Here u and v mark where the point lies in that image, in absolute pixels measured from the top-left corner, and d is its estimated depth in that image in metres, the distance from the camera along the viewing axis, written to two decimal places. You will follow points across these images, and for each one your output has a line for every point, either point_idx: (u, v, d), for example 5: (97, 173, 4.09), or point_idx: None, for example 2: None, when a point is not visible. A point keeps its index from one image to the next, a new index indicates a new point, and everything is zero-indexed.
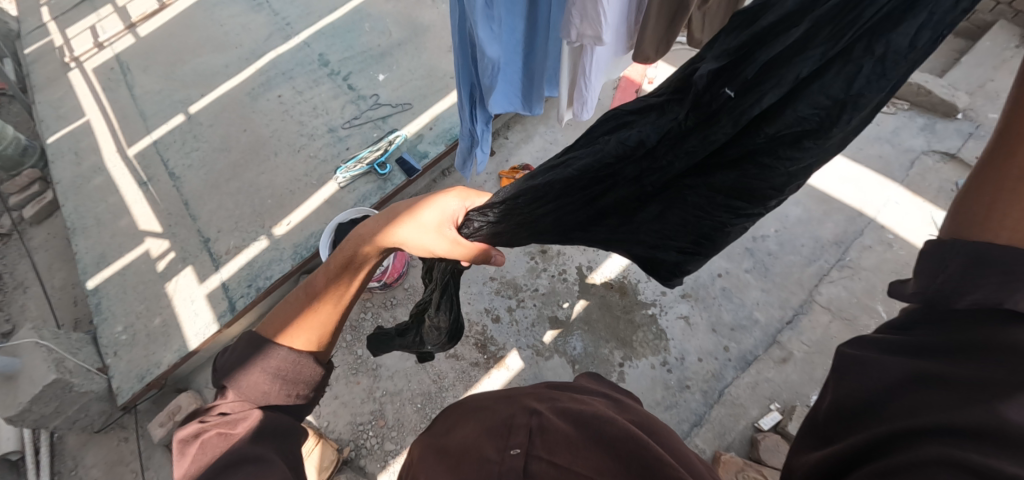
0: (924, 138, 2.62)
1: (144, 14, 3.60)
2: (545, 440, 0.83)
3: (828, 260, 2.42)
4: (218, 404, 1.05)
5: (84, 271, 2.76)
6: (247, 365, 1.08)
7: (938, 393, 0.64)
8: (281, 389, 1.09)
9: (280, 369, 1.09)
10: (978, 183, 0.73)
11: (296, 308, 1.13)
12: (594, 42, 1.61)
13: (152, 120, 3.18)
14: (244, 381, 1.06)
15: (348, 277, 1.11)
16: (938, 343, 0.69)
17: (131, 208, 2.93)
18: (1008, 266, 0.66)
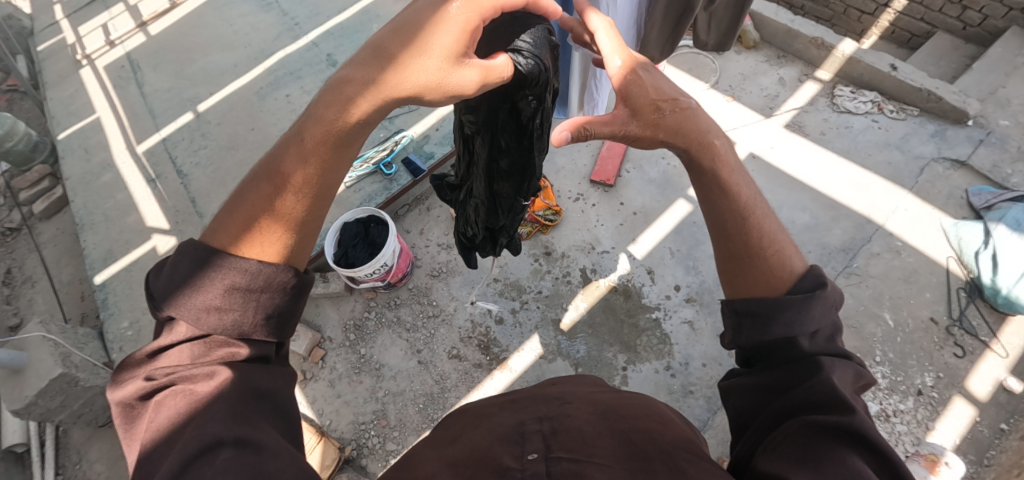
0: (934, 145, 2.54)
1: (154, 13, 3.63)
2: (559, 439, 0.85)
3: (836, 267, 2.34)
4: (166, 353, 0.82)
5: (92, 266, 2.79)
6: (192, 289, 0.83)
7: (778, 387, 0.90)
8: (246, 314, 0.85)
9: (249, 286, 0.86)
10: (734, 267, 1.03)
11: (261, 197, 0.92)
12: (595, 50, 1.59)
13: (161, 118, 3.21)
14: (199, 314, 0.83)
15: (331, 156, 0.95)
16: (765, 366, 0.96)
17: (138, 205, 2.95)
18: (759, 310, 0.96)
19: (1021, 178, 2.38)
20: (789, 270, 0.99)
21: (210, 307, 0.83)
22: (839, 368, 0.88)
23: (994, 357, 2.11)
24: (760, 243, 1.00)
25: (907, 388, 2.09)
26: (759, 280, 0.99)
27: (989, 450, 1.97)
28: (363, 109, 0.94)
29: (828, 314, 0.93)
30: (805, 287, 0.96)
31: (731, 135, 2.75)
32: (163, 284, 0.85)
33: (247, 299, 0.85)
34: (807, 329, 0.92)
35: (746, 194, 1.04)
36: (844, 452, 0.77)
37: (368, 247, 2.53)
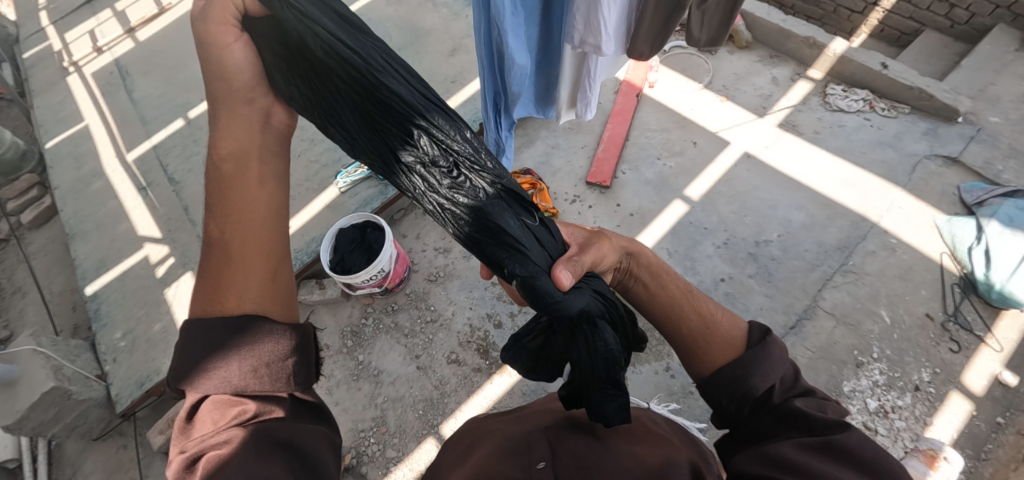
0: (926, 143, 2.56)
1: (143, 19, 3.59)
2: (564, 450, 0.98)
3: (831, 265, 2.37)
4: (196, 423, 0.95)
5: (84, 276, 2.76)
6: (194, 363, 0.96)
7: (782, 422, 1.01)
8: (247, 372, 0.97)
9: (237, 351, 0.96)
10: (697, 355, 1.14)
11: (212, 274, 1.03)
12: (596, 51, 1.58)
13: (152, 125, 3.17)
14: (202, 380, 0.95)
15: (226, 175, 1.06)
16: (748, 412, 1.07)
17: (130, 214, 2.91)
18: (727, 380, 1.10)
19: (1013, 174, 2.40)
20: (737, 328, 1.16)
21: (211, 369, 0.95)
22: (815, 406, 1.03)
23: (990, 352, 2.13)
24: (706, 320, 1.16)
25: (904, 384, 2.12)
26: (718, 348, 1.13)
27: (986, 444, 1.99)
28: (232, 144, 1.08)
29: (784, 355, 1.11)
30: (755, 339, 1.13)
31: (724, 135, 2.77)
32: (178, 366, 0.97)
33: (238, 364, 0.96)
34: (777, 378, 1.08)
35: (682, 281, 1.25)
36: (830, 459, 0.91)
37: (365, 253, 2.53)
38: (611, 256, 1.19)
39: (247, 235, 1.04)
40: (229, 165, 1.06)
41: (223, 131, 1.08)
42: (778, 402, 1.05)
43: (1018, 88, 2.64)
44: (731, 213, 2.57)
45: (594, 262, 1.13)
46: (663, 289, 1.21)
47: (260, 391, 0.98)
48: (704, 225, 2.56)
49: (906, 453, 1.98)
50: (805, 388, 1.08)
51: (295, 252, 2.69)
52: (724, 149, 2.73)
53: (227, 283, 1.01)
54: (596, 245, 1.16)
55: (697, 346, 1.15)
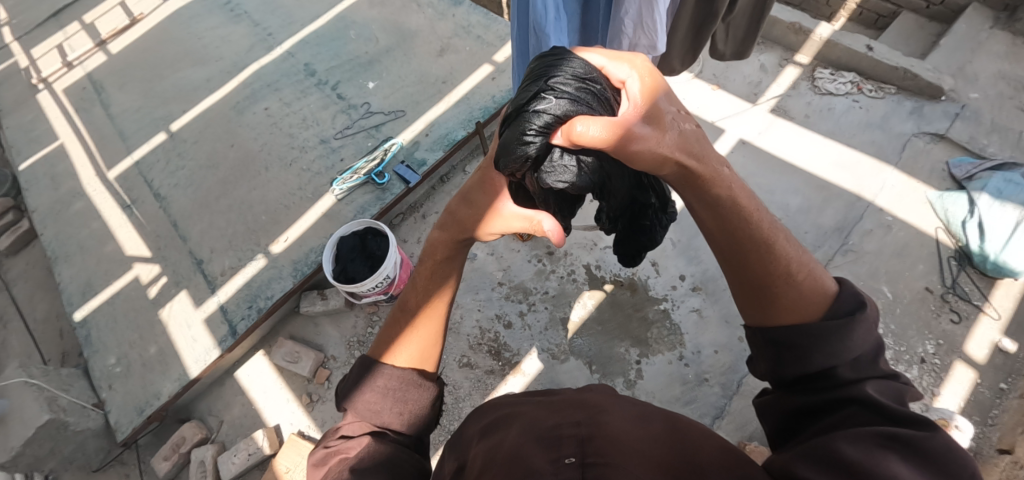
0: (913, 122, 2.63)
1: (114, 30, 3.45)
2: (594, 445, 0.88)
3: (832, 246, 2.42)
4: (342, 426, 1.15)
5: (70, 301, 2.65)
6: (360, 386, 1.17)
7: (844, 406, 0.92)
8: (393, 408, 1.15)
9: (390, 389, 1.16)
10: (755, 298, 1.07)
11: (395, 332, 1.25)
12: (649, 51, 1.59)
13: (132, 140, 3.05)
14: (358, 401, 1.15)
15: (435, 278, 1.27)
16: (805, 385, 0.98)
17: (115, 233, 2.80)
18: (791, 341, 1.01)
19: (997, 148, 2.50)
20: (822, 294, 1.04)
21: (361, 397, 1.16)
22: (888, 393, 0.92)
23: (988, 320, 2.20)
24: (779, 274, 1.04)
25: (910, 357, 2.18)
26: (790, 302, 1.04)
27: (992, 410, 2.06)
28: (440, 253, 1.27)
29: (869, 335, 0.98)
30: (843, 312, 1.01)
31: (720, 124, 2.81)
32: (348, 383, 1.20)
33: (389, 402, 1.15)
34: (849, 357, 0.96)
35: (767, 223, 1.08)
36: (899, 458, 0.80)
37: (367, 260, 2.49)
38: (661, 168, 1.04)
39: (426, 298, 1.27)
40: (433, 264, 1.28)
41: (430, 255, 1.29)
42: (844, 383, 0.94)
43: (994, 66, 2.75)
44: None
45: (631, 153, 1.01)
46: (732, 231, 1.07)
47: (394, 430, 1.14)
48: None
49: None
50: (880, 372, 0.96)
51: (295, 264, 2.64)
52: (720, 137, 2.77)
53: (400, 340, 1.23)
54: (646, 141, 1.01)
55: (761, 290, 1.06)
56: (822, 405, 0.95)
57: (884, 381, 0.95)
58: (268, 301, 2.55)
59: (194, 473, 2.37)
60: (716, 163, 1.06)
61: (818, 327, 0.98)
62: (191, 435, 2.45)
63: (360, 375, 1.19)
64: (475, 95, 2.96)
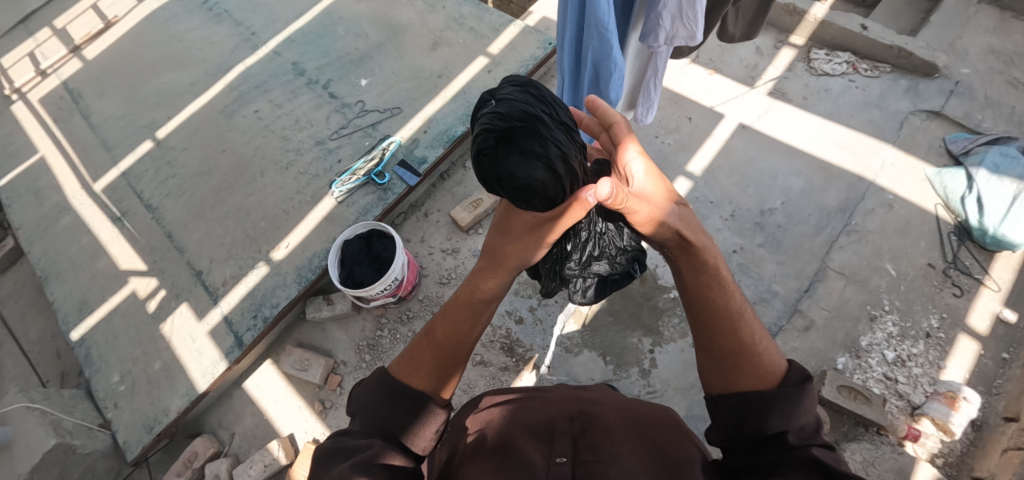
0: (909, 100, 2.67)
1: (88, 35, 3.30)
2: (586, 439, 1.00)
3: (835, 227, 2.46)
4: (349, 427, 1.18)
5: (66, 320, 2.56)
6: (374, 390, 1.21)
7: (791, 461, 1.02)
8: (399, 413, 1.19)
9: (396, 394, 1.20)
10: (724, 362, 1.19)
11: (421, 350, 1.27)
12: (688, 41, 1.61)
13: (118, 149, 2.94)
14: (369, 399, 1.20)
15: (466, 318, 1.29)
16: (758, 443, 1.09)
17: (107, 247, 2.71)
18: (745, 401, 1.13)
19: (991, 123, 2.55)
20: (776, 364, 1.17)
21: (376, 402, 1.19)
22: (829, 456, 1.04)
23: (989, 293, 2.26)
24: (745, 344, 1.18)
25: (916, 332, 2.23)
26: (752, 367, 1.16)
27: (996, 380, 2.13)
28: (478, 290, 1.31)
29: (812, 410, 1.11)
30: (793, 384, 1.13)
31: (719, 109, 2.81)
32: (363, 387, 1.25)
33: (398, 408, 1.19)
34: (796, 423, 1.08)
35: (738, 302, 1.24)
36: None
37: (374, 263, 2.44)
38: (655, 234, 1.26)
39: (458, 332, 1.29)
40: (462, 304, 1.31)
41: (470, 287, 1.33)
42: (791, 447, 1.05)
43: (983, 41, 2.79)
44: (734, 186, 2.62)
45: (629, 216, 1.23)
46: (707, 306, 1.23)
47: (397, 435, 1.17)
48: (710, 199, 2.60)
49: (927, 398, 2.11)
50: (820, 442, 1.08)
51: (299, 270, 2.59)
52: (720, 122, 2.77)
53: (418, 360, 1.26)
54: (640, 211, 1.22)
55: (727, 357, 1.19)
56: (773, 459, 1.05)
57: (824, 448, 1.07)
58: (273, 310, 2.51)
59: None
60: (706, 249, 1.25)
61: (771, 393, 1.10)
62: (203, 450, 2.41)
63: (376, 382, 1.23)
64: (472, 89, 2.92)
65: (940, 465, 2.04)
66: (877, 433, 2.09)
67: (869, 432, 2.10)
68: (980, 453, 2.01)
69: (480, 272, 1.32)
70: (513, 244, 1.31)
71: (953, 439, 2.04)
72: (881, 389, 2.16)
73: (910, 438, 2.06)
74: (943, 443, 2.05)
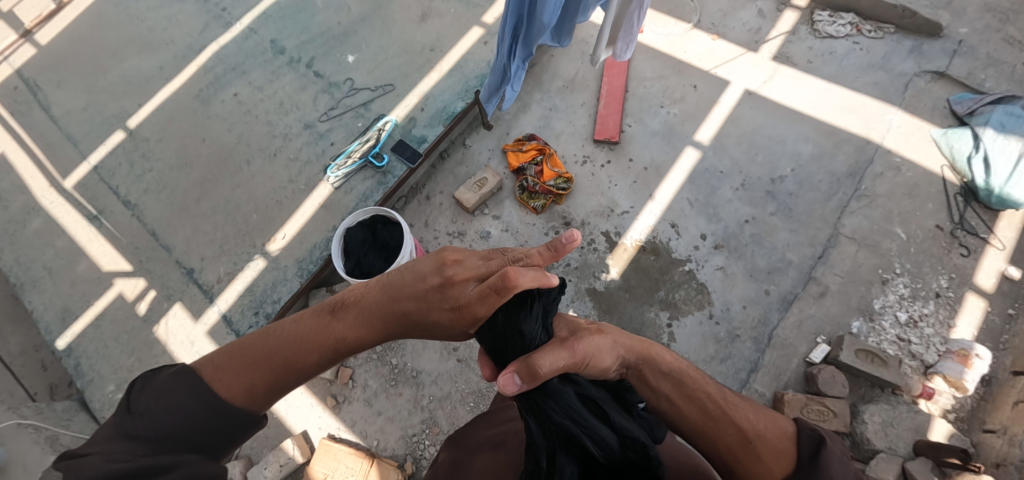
0: (913, 61, 2.66)
1: (38, 17, 2.99)
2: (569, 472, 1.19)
3: (846, 192, 2.46)
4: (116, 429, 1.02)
5: (49, 330, 2.39)
6: (161, 395, 1.05)
7: None
8: (181, 417, 1.04)
9: (194, 393, 1.06)
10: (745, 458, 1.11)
11: (262, 338, 1.13)
12: None
13: (85, 144, 2.71)
14: (150, 403, 1.04)
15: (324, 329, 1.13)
16: None
17: (86, 249, 2.51)
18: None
19: (994, 82, 2.57)
20: (786, 438, 1.13)
21: (171, 415, 1.03)
22: None
23: (994, 251, 2.31)
24: (733, 430, 1.12)
25: (926, 293, 2.28)
26: (768, 453, 1.10)
27: (1003, 335, 2.19)
28: (351, 312, 1.15)
29: (847, 467, 1.09)
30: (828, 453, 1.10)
31: (723, 75, 2.76)
32: (148, 389, 1.06)
33: (187, 413, 1.04)
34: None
35: (713, 389, 1.18)
36: None
37: (381, 252, 2.31)
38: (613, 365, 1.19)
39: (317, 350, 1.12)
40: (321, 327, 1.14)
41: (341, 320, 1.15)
42: None
43: None
44: (743, 154, 2.59)
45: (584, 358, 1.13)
46: (696, 403, 1.16)
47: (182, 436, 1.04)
48: (719, 169, 2.58)
49: (940, 357, 2.16)
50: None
51: (299, 263, 2.46)
52: (726, 89, 2.72)
53: (252, 353, 1.11)
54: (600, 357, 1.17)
55: (734, 454, 1.12)
56: None
57: None
58: (276, 305, 2.38)
59: None
60: (653, 350, 1.23)
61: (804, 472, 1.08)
62: None
63: (170, 384, 1.06)
64: (468, 62, 2.77)
65: (952, 420, 2.09)
66: (893, 393, 2.14)
67: (885, 392, 2.15)
68: (990, 406, 2.07)
69: (349, 306, 1.16)
70: (401, 287, 1.14)
71: (965, 395, 2.10)
72: (895, 350, 2.20)
73: (925, 396, 2.12)
74: (956, 399, 2.11)
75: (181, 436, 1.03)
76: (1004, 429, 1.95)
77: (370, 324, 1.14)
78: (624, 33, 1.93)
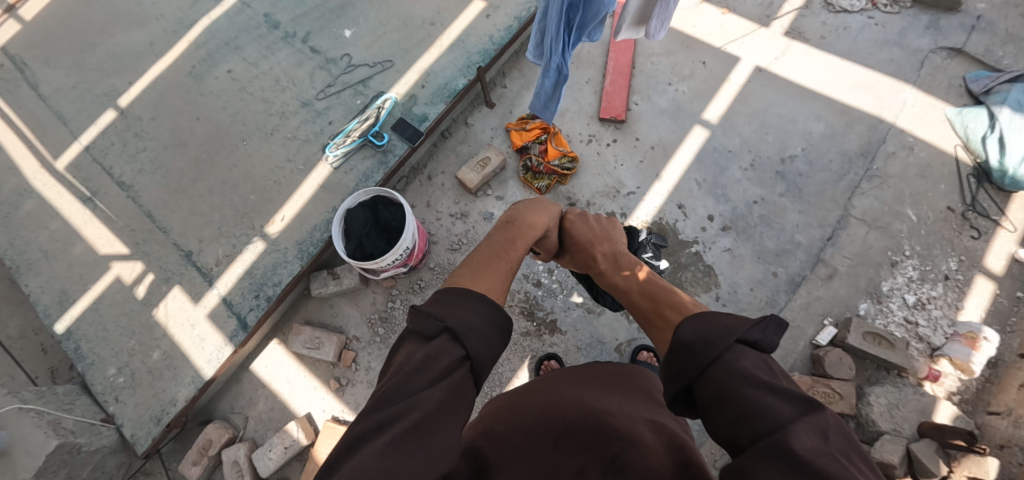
0: (930, 37, 2.59)
1: None
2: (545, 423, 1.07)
3: (857, 172, 2.42)
4: (416, 345, 0.97)
5: (46, 314, 2.34)
6: (453, 302, 1.03)
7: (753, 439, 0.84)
8: (472, 321, 1.00)
9: (465, 301, 1.03)
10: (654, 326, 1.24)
11: (483, 254, 1.27)
12: None
13: (75, 123, 2.62)
14: (444, 311, 1.00)
15: (515, 230, 1.41)
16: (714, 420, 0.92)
17: (81, 231, 2.46)
18: (671, 370, 1.00)
19: (1012, 60, 2.50)
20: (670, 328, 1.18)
21: (461, 327, 0.98)
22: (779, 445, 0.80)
23: (1006, 233, 2.28)
24: (643, 309, 1.30)
25: (935, 275, 2.25)
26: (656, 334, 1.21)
27: (1010, 318, 2.18)
28: (527, 221, 1.45)
29: (710, 346, 0.95)
30: (691, 340, 1.00)
31: (732, 50, 2.67)
32: (436, 304, 1.02)
33: (468, 309, 1.02)
34: (705, 368, 0.95)
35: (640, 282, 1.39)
36: None
37: (383, 234, 2.27)
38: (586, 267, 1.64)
39: (519, 244, 1.37)
40: (507, 236, 1.38)
41: (520, 226, 1.42)
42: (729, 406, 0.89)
43: None
44: (752, 133, 2.54)
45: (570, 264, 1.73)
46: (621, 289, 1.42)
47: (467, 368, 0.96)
48: (728, 149, 2.53)
49: (947, 339, 2.14)
50: (759, 386, 0.88)
51: (299, 245, 2.42)
52: (736, 66, 2.64)
53: (485, 264, 1.22)
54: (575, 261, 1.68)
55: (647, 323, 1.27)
56: (726, 428, 0.89)
57: (785, 412, 0.84)
58: (277, 288, 2.36)
59: (229, 474, 2.28)
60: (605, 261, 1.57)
61: (674, 355, 1.00)
62: (218, 437, 2.33)
63: (453, 299, 1.04)
64: (470, 37, 2.68)
65: (957, 402, 2.10)
66: (898, 375, 2.14)
67: (891, 375, 2.15)
68: (996, 388, 2.07)
69: (515, 220, 1.44)
70: (540, 203, 1.55)
71: (971, 377, 2.09)
72: (902, 332, 2.19)
73: (930, 378, 2.11)
74: (961, 381, 2.11)
75: (475, 345, 0.98)
76: (1009, 411, 1.97)
77: (539, 224, 1.47)
78: (659, 10, 1.83)
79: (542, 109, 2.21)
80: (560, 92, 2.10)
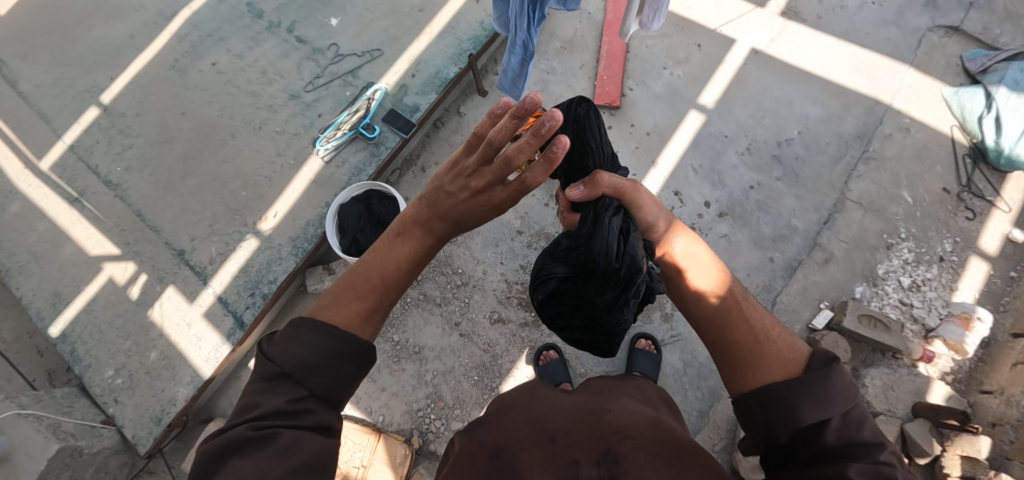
0: (927, 15, 2.55)
1: None
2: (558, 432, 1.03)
3: (854, 155, 2.41)
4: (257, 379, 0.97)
5: (40, 317, 2.31)
6: (291, 338, 0.99)
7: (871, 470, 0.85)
8: (310, 353, 0.98)
9: (305, 336, 1.00)
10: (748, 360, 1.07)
11: (354, 279, 1.12)
12: None
13: (58, 121, 2.56)
14: (279, 347, 0.99)
15: (400, 249, 1.15)
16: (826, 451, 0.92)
17: (70, 232, 2.42)
18: (800, 388, 0.99)
19: (1010, 37, 2.48)
20: (794, 352, 1.06)
21: (303, 355, 0.97)
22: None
23: (1000, 214, 2.28)
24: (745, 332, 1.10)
25: (930, 257, 2.26)
26: (761, 366, 1.05)
27: (1004, 297, 2.20)
28: (413, 239, 1.16)
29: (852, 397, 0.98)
30: (833, 377, 0.99)
31: (727, 32, 2.63)
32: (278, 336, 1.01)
33: (305, 344, 0.99)
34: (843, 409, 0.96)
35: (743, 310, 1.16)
36: None
37: (377, 228, 2.25)
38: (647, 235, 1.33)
39: (393, 262, 1.14)
40: (389, 249, 1.15)
41: (405, 238, 1.17)
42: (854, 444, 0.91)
43: None
44: (749, 117, 2.51)
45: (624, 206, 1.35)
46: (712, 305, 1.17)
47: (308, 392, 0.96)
48: (724, 133, 2.50)
49: (942, 320, 2.16)
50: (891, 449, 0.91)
51: (294, 241, 2.39)
52: (731, 48, 2.60)
53: (343, 292, 1.10)
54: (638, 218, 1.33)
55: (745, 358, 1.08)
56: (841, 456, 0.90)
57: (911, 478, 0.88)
58: (272, 286, 2.34)
59: None
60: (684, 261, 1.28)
61: (810, 377, 1.00)
62: None
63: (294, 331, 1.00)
64: (461, 23, 2.62)
65: (950, 381, 2.13)
66: (893, 357, 2.17)
67: (886, 357, 2.17)
68: (988, 368, 2.10)
69: (404, 230, 1.17)
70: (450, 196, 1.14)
71: (964, 357, 2.12)
72: (897, 314, 2.21)
73: (925, 359, 2.14)
74: (955, 361, 2.14)
75: (315, 377, 0.97)
76: (1001, 390, 1.99)
77: (427, 239, 1.17)
78: None
79: (507, 87, 2.14)
80: (526, 68, 2.05)
